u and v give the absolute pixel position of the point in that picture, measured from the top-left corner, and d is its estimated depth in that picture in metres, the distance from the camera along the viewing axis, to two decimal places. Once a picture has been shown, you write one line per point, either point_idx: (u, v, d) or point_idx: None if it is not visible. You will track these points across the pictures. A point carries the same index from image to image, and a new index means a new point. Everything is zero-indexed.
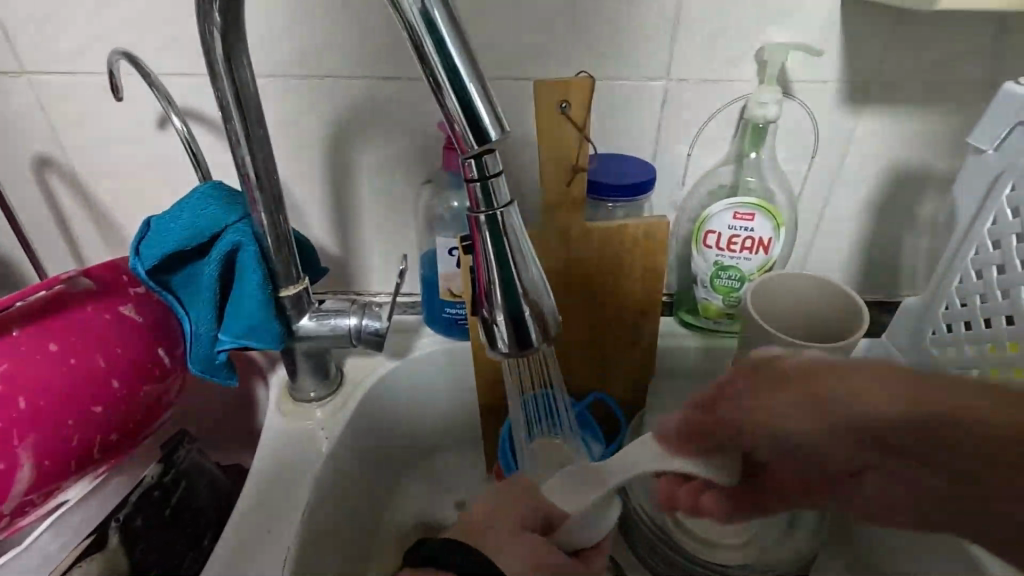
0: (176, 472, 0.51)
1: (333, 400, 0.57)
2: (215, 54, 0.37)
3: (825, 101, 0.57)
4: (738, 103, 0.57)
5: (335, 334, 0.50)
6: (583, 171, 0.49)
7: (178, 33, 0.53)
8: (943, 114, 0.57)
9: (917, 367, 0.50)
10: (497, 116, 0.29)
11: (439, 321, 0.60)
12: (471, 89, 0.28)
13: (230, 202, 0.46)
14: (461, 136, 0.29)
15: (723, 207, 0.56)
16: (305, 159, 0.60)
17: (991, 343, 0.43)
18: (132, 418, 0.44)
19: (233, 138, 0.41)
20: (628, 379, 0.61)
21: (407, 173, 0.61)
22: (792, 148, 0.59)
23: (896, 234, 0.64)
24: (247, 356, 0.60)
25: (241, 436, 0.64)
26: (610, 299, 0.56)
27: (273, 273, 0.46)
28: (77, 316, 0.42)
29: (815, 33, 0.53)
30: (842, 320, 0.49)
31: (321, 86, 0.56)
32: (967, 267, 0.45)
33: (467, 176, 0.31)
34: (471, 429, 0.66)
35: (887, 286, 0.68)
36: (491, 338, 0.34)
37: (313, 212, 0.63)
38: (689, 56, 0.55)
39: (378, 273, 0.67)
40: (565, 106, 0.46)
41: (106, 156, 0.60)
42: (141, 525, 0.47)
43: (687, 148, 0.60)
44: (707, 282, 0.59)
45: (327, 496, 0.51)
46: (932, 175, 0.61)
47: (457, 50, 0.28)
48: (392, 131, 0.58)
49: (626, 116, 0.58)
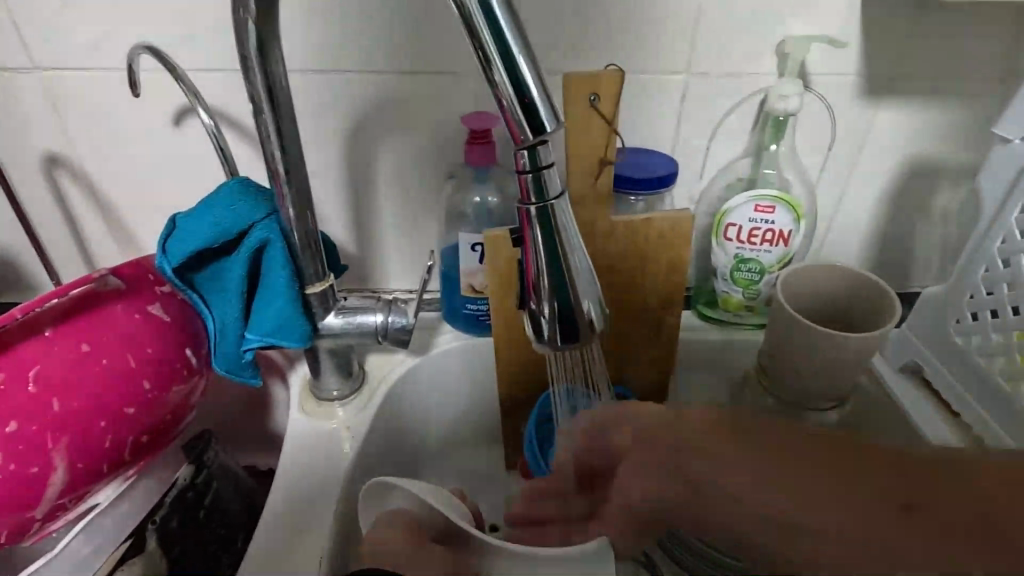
0: (207, 473, 0.49)
1: (355, 398, 0.56)
2: (248, 44, 0.36)
3: (844, 93, 0.57)
4: (759, 96, 0.57)
5: (361, 331, 0.49)
6: (610, 164, 0.49)
7: (196, 27, 0.52)
8: (959, 105, 0.58)
9: (941, 357, 0.51)
10: (553, 107, 0.29)
11: (460, 318, 0.60)
12: (523, 68, 0.28)
13: (256, 198, 0.45)
14: (513, 121, 0.29)
15: (745, 200, 0.56)
16: (322, 155, 0.59)
17: (1018, 331, 0.44)
18: (163, 419, 0.43)
19: (264, 132, 0.40)
20: (650, 373, 0.61)
21: (426, 169, 0.60)
22: (809, 141, 0.60)
23: (909, 226, 0.65)
24: (266, 355, 0.59)
25: (258, 437, 0.63)
26: (634, 292, 0.56)
27: (300, 269, 0.46)
28: (108, 315, 0.41)
29: (834, 26, 0.54)
30: (868, 309, 0.50)
31: (339, 81, 0.55)
32: (993, 256, 0.45)
33: (518, 168, 0.31)
34: (490, 425, 0.66)
35: (901, 278, 0.69)
36: (537, 331, 0.34)
37: (330, 208, 0.62)
38: (709, 49, 0.55)
39: (395, 269, 0.66)
40: (594, 99, 0.46)
41: (119, 154, 0.59)
42: (176, 529, 0.47)
43: (706, 141, 0.60)
44: (728, 275, 0.60)
45: (354, 495, 0.51)
46: (945, 167, 0.62)
47: (515, 39, 0.28)
48: (412, 126, 0.58)
49: (646, 110, 0.58)
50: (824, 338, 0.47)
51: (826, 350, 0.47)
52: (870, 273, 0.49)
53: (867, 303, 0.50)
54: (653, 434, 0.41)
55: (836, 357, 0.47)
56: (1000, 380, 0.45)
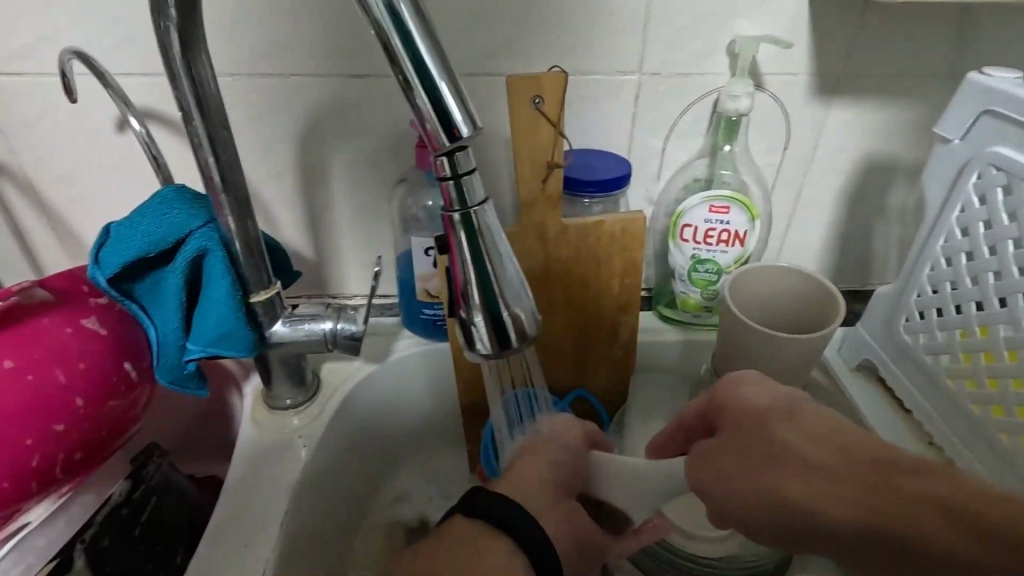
0: (146, 488, 0.50)
1: (310, 407, 0.55)
2: (172, 51, 0.35)
3: (796, 94, 0.57)
4: (712, 96, 0.57)
5: (310, 339, 0.49)
6: (559, 167, 0.48)
7: (137, 30, 0.51)
8: (909, 104, 0.58)
9: (893, 356, 0.51)
10: (469, 112, 0.28)
11: (417, 323, 0.59)
12: (443, 89, 0.27)
13: (194, 205, 0.44)
14: (434, 135, 0.29)
15: (699, 200, 0.56)
16: (273, 160, 0.58)
17: (961, 330, 0.44)
18: (98, 434, 0.42)
19: (195, 140, 0.39)
20: (610, 375, 0.60)
21: (380, 173, 0.59)
22: (764, 140, 0.60)
23: (865, 224, 0.65)
24: (219, 365, 0.58)
25: (212, 448, 0.62)
26: (589, 294, 0.55)
27: (241, 277, 0.45)
28: (35, 329, 0.40)
29: (784, 26, 0.54)
30: (817, 309, 0.50)
31: (287, 85, 0.54)
32: (937, 255, 0.46)
33: (440, 174, 0.30)
34: (451, 429, 0.65)
35: (860, 274, 0.69)
36: (470, 339, 0.34)
37: (284, 213, 0.61)
38: (661, 50, 0.55)
39: (354, 275, 0.66)
40: (538, 102, 0.45)
41: (63, 161, 0.57)
42: (109, 546, 0.46)
43: (662, 143, 0.60)
44: (685, 276, 0.59)
45: (306, 505, 0.50)
46: (899, 165, 0.62)
47: (425, 42, 0.27)
48: (363, 131, 0.57)
49: (600, 112, 0.58)
50: (773, 339, 0.47)
51: (776, 351, 0.47)
52: (828, 281, 0.49)
53: (827, 310, 0.48)
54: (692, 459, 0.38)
55: (787, 357, 0.47)
56: (946, 376, 0.46)
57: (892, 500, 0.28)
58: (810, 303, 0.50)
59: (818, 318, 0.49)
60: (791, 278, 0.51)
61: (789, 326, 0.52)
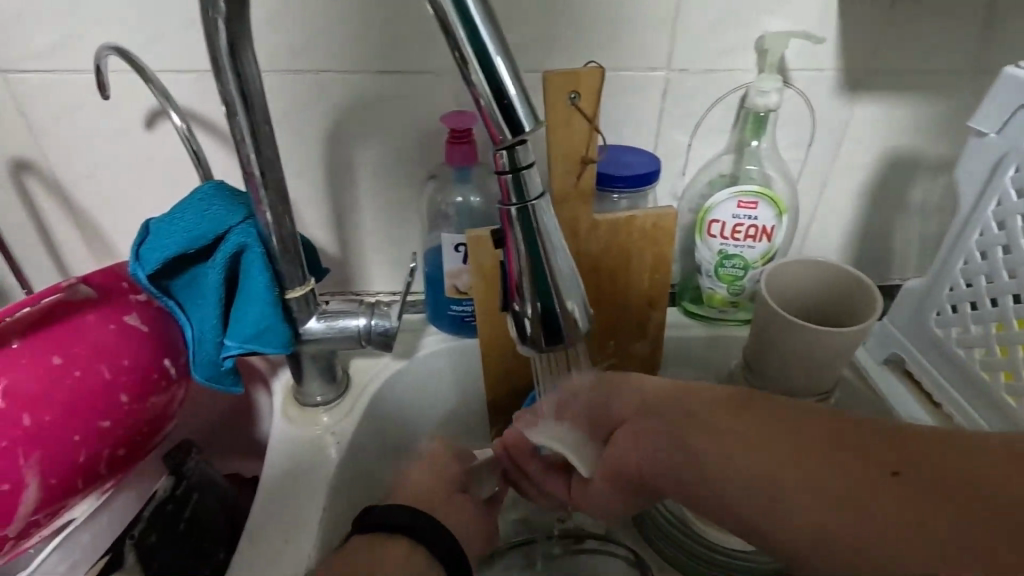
0: (187, 484, 0.50)
1: (340, 403, 0.55)
2: (220, 46, 0.35)
3: (822, 89, 0.57)
4: (739, 92, 0.57)
5: (344, 335, 0.49)
6: (592, 162, 0.48)
7: (168, 27, 0.51)
8: (935, 100, 0.59)
9: (922, 349, 0.51)
10: (530, 106, 0.28)
11: (444, 319, 0.60)
12: (504, 76, 0.28)
13: (232, 202, 0.44)
14: (494, 125, 0.29)
15: (727, 196, 0.56)
16: (300, 157, 0.58)
17: (996, 323, 0.44)
18: (139, 431, 0.43)
19: (239, 136, 0.39)
20: (637, 371, 0.61)
21: (407, 170, 0.59)
22: (789, 136, 0.60)
23: (888, 219, 0.66)
24: (248, 362, 0.58)
25: (239, 445, 0.62)
26: (619, 290, 0.55)
27: (279, 274, 0.45)
28: (79, 326, 0.40)
29: (813, 22, 0.54)
30: (849, 303, 0.50)
31: (316, 82, 0.54)
32: (971, 249, 0.46)
33: (497, 169, 0.30)
34: (476, 426, 0.65)
35: (881, 270, 0.69)
36: (521, 332, 0.34)
37: (310, 211, 0.61)
38: (689, 46, 0.55)
39: (378, 272, 0.66)
40: (574, 97, 0.45)
41: (91, 158, 0.57)
42: (155, 543, 0.47)
43: (688, 139, 0.60)
44: (712, 271, 0.60)
45: (340, 500, 0.50)
46: (923, 160, 0.62)
47: (490, 37, 0.27)
48: (391, 127, 0.57)
49: (627, 107, 0.58)
50: (808, 333, 0.47)
51: (810, 345, 0.47)
52: (863, 275, 0.49)
53: (866, 303, 0.48)
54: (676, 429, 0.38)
55: (820, 351, 0.48)
56: (979, 369, 0.46)
57: (884, 508, 0.30)
58: (847, 296, 0.50)
59: (855, 312, 0.50)
60: (826, 271, 0.51)
61: (826, 321, 0.52)
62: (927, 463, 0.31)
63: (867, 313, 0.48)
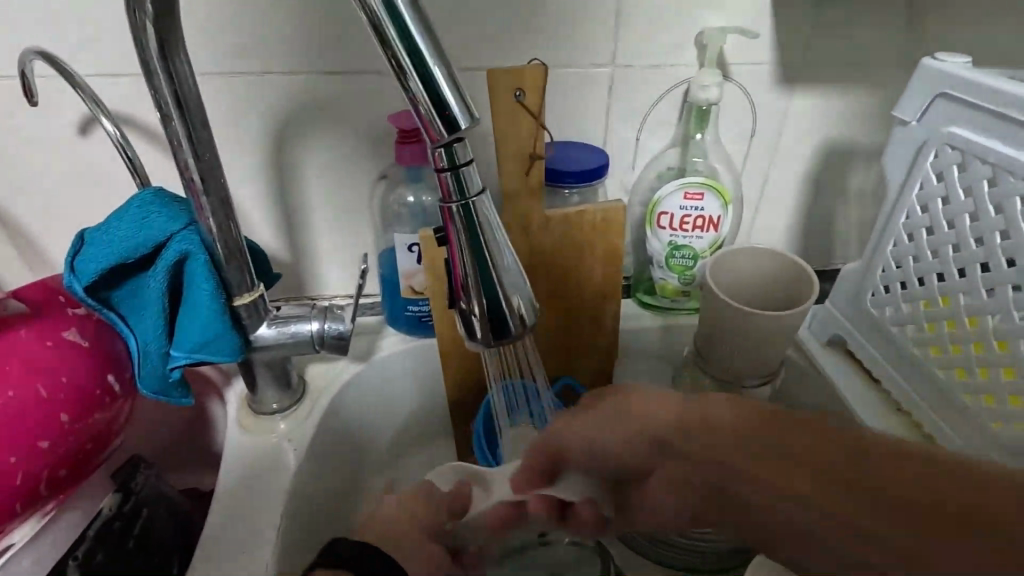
0: (136, 500, 0.50)
1: (296, 410, 0.54)
2: (149, 49, 0.34)
3: (761, 82, 0.59)
4: (682, 87, 0.59)
5: (298, 340, 0.48)
6: (541, 158, 0.49)
7: (99, 30, 0.49)
8: (865, 90, 0.61)
9: (861, 330, 0.53)
10: (465, 103, 0.29)
11: (402, 320, 0.59)
12: (438, 77, 0.28)
13: (172, 208, 0.43)
14: (430, 125, 0.29)
15: (674, 188, 0.57)
16: (244, 162, 0.57)
17: (925, 301, 0.46)
18: (82, 449, 0.42)
19: (174, 140, 0.38)
20: (595, 363, 0.62)
21: (357, 171, 0.59)
22: (731, 129, 0.62)
23: (829, 205, 0.68)
24: (200, 372, 0.56)
25: (195, 458, 0.60)
26: (573, 285, 0.56)
27: (225, 281, 0.44)
28: (15, 342, 0.39)
29: (748, 18, 0.56)
30: (790, 287, 0.52)
31: (259, 84, 0.53)
32: (899, 231, 0.48)
33: (437, 166, 0.30)
34: (438, 425, 0.65)
35: (825, 256, 0.72)
36: (469, 330, 0.34)
37: (259, 215, 0.60)
38: (631, 43, 0.56)
39: (332, 275, 0.65)
40: (519, 95, 0.46)
41: (21, 168, 0.55)
42: (101, 563, 0.47)
43: (635, 133, 0.61)
44: (663, 262, 0.61)
45: (300, 507, 0.50)
46: (858, 149, 0.65)
47: (423, 39, 0.27)
48: (339, 128, 0.56)
49: (574, 104, 0.59)
50: (759, 319, 0.48)
51: (754, 330, 0.49)
52: (801, 260, 0.51)
53: (803, 283, 0.51)
54: (595, 435, 0.41)
55: (766, 334, 0.49)
56: (912, 346, 0.48)
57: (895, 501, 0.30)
58: (786, 278, 0.52)
59: (797, 292, 0.51)
60: (763, 257, 0.53)
61: (777, 305, 0.53)
62: (835, 463, 0.32)
63: (806, 294, 0.50)
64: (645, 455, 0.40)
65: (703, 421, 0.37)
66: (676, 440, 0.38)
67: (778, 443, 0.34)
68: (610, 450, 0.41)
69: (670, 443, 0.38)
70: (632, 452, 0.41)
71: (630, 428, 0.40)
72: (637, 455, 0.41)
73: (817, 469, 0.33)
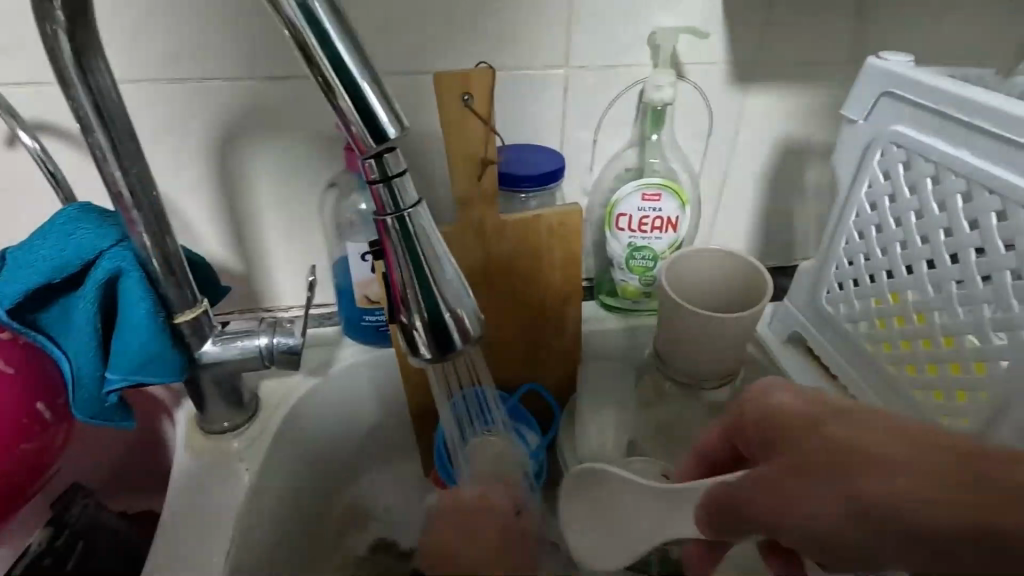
0: (70, 533, 0.50)
1: (249, 428, 0.53)
2: (62, 58, 0.32)
3: (715, 80, 0.59)
4: (637, 87, 0.59)
5: (244, 356, 0.46)
6: (492, 163, 0.48)
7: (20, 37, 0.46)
8: (817, 87, 0.62)
9: (817, 327, 0.54)
10: (394, 112, 0.28)
11: (359, 331, 0.58)
12: (363, 86, 0.27)
13: (100, 224, 0.41)
14: (358, 135, 0.28)
15: (632, 189, 0.57)
16: (187, 172, 0.55)
17: (876, 298, 0.47)
18: (13, 480, 0.41)
19: (98, 153, 0.36)
20: (559, 368, 0.61)
21: (307, 179, 0.57)
22: (688, 129, 0.62)
23: (787, 202, 0.69)
24: (145, 392, 0.54)
25: (145, 482, 0.58)
26: (532, 290, 0.56)
27: (164, 297, 0.42)
28: None
29: (699, 16, 0.56)
30: (746, 286, 0.52)
31: (198, 91, 0.51)
32: (851, 229, 0.49)
33: (369, 178, 0.29)
34: (402, 435, 0.64)
35: (785, 253, 0.73)
36: (412, 346, 0.33)
37: (206, 227, 0.58)
38: (583, 44, 0.55)
39: (287, 286, 0.63)
40: (467, 99, 0.45)
41: None
42: None
43: (592, 135, 0.61)
44: (623, 263, 0.61)
45: (252, 528, 0.48)
46: (813, 146, 0.66)
47: (346, 47, 0.26)
48: (286, 135, 0.54)
49: (529, 106, 0.58)
50: (715, 321, 0.48)
51: (711, 331, 0.49)
52: (756, 259, 0.51)
53: (757, 282, 0.51)
54: (790, 481, 0.29)
55: (723, 335, 0.49)
56: (865, 342, 0.48)
57: None
58: (741, 276, 0.52)
59: (752, 290, 0.51)
60: (719, 257, 0.53)
61: (736, 306, 0.53)
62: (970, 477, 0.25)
63: (760, 293, 0.50)
64: (807, 500, 0.28)
65: (862, 457, 0.27)
66: (858, 472, 0.27)
67: (898, 458, 0.27)
68: (816, 514, 0.28)
69: (852, 486, 0.27)
70: (847, 510, 0.27)
71: (798, 462, 0.29)
72: (813, 507, 0.28)
73: (952, 476, 0.25)
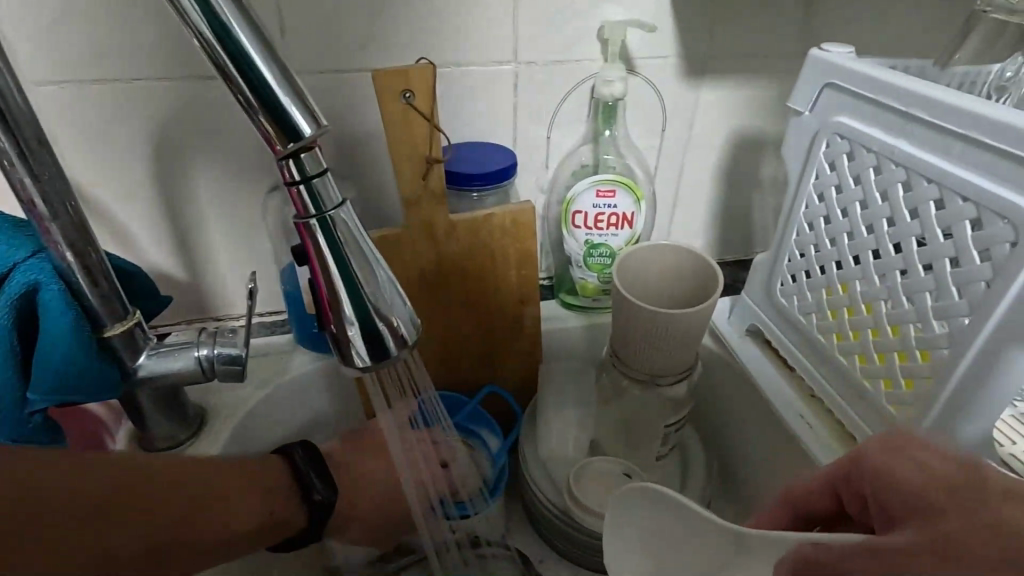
0: None
1: (195, 444, 0.51)
2: None
3: (667, 75, 0.59)
4: (588, 83, 0.58)
5: (182, 370, 0.44)
6: (438, 162, 0.47)
7: None
8: (767, 80, 0.62)
9: (773, 320, 0.54)
10: (309, 108, 0.26)
11: (310, 338, 0.56)
12: (271, 82, 0.25)
13: (15, 237, 0.40)
14: (271, 134, 0.26)
15: (586, 186, 0.56)
16: (121, 178, 0.52)
17: (826, 289, 0.47)
18: None
19: (5, 160, 0.34)
20: (519, 369, 0.60)
21: (251, 183, 0.55)
22: (642, 124, 0.62)
23: (744, 196, 0.69)
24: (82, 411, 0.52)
25: None
26: (487, 290, 0.54)
27: (90, 310, 0.39)
28: None
29: (648, 10, 0.55)
30: (698, 281, 0.52)
31: (128, 93, 0.49)
32: (801, 221, 0.49)
33: (287, 179, 0.28)
34: None
35: (744, 246, 0.73)
36: (345, 353, 0.32)
37: (145, 235, 0.56)
38: (531, 39, 0.54)
39: (236, 295, 0.61)
40: (408, 96, 0.44)
41: None
42: None
43: (546, 132, 0.60)
44: (581, 261, 0.60)
45: None
46: (766, 139, 0.66)
47: (250, 40, 0.25)
48: (225, 138, 0.52)
49: (480, 104, 0.57)
50: (669, 317, 0.47)
51: (665, 328, 0.48)
52: (707, 253, 0.51)
53: (707, 275, 0.51)
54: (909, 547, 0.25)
55: (677, 331, 0.48)
56: (817, 333, 0.48)
57: None
58: (692, 270, 0.52)
59: (704, 282, 0.51)
60: (670, 251, 0.52)
61: (691, 300, 0.53)
62: None
63: (711, 286, 0.50)
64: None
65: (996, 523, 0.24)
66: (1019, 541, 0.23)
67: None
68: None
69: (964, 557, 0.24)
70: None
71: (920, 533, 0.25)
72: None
73: None
